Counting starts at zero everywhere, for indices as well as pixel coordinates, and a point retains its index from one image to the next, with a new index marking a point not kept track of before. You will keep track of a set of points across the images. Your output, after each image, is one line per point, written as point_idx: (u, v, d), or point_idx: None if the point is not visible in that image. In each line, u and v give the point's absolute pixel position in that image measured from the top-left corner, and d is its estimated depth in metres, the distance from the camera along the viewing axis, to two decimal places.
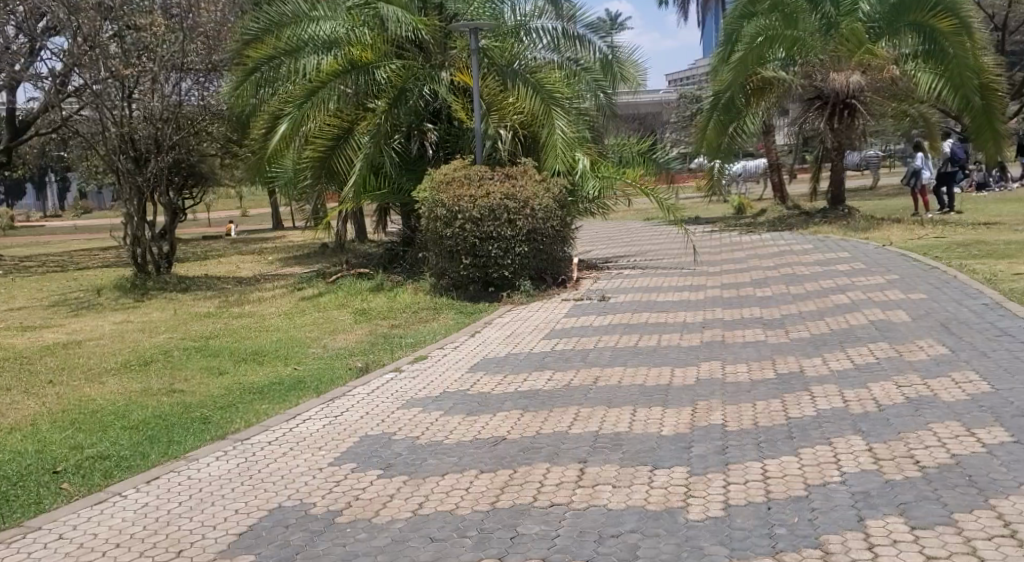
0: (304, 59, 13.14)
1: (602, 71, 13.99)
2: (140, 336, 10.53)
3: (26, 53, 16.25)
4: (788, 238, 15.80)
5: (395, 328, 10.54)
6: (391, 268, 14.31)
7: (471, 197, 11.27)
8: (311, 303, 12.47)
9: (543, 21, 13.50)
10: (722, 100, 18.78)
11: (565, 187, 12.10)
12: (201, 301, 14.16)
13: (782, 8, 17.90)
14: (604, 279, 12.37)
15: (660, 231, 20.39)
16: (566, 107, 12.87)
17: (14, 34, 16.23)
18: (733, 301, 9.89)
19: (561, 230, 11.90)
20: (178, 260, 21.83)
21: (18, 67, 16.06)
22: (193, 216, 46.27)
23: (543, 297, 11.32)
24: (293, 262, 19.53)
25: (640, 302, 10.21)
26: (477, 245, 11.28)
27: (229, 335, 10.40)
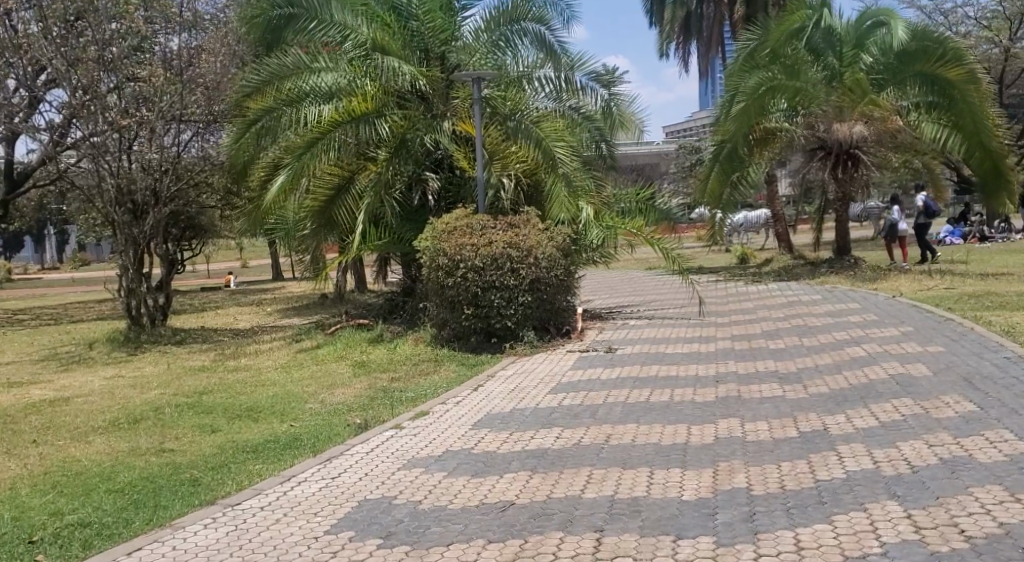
0: (304, 108, 12.88)
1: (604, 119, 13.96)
2: (130, 393, 10.16)
3: (27, 106, 16.32)
4: (795, 289, 15.53)
5: (395, 382, 10.18)
6: (391, 319, 14.00)
7: (474, 245, 11.02)
8: (308, 356, 12.13)
9: (545, 71, 13.44)
10: (724, 152, 18.43)
11: (569, 235, 11.83)
12: (196, 354, 13.80)
13: (782, 59, 17.72)
14: (610, 329, 12.06)
15: (664, 281, 20.13)
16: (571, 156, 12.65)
17: (14, 87, 16.27)
18: (746, 354, 9.59)
19: (565, 279, 11.60)
20: (174, 313, 21.53)
21: (17, 119, 15.97)
22: (191, 268, 46.09)
23: (547, 348, 10.99)
24: (291, 314, 19.23)
25: (649, 354, 9.91)
26: (480, 295, 11.00)
27: (223, 391, 10.05)
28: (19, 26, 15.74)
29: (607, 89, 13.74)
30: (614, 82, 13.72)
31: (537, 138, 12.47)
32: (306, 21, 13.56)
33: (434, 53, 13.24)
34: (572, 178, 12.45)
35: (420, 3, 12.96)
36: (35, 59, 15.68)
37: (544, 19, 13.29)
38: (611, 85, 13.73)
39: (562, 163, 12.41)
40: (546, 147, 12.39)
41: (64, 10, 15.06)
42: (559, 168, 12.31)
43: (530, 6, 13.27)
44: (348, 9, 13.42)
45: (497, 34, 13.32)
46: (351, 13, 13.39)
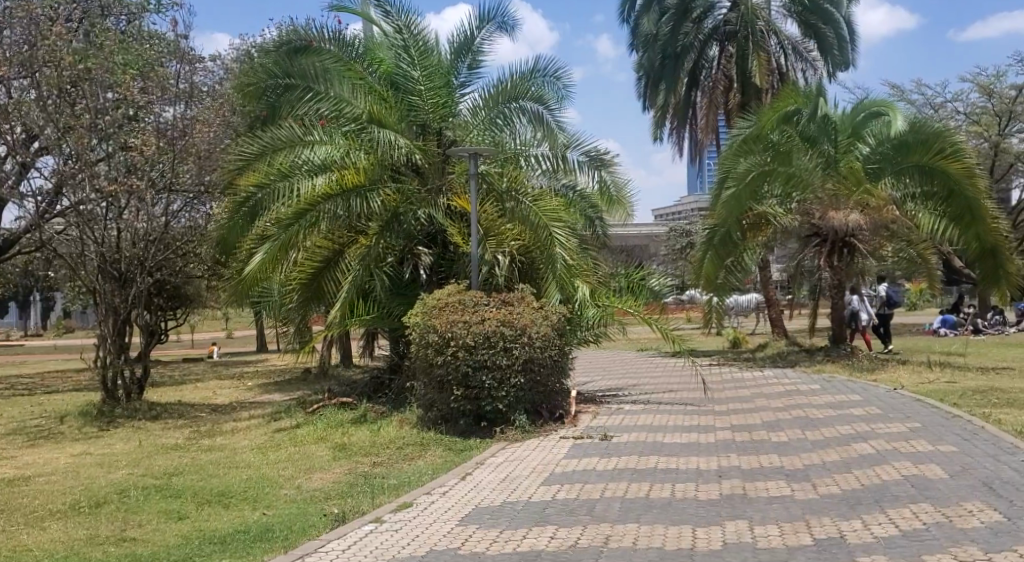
0: (297, 182, 12.51)
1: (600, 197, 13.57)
2: (96, 472, 9.61)
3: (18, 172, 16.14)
4: (792, 377, 15.11)
5: (376, 467, 9.64)
6: (376, 398, 13.45)
7: (465, 322, 10.62)
8: (287, 435, 11.58)
9: (539, 149, 13.10)
10: (718, 235, 18.20)
11: (565, 314, 11.41)
12: (169, 431, 13.23)
13: (775, 146, 17.62)
14: (604, 414, 11.58)
15: (657, 363, 19.69)
16: (567, 232, 12.21)
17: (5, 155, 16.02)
18: (748, 446, 9.11)
19: (559, 360, 11.15)
20: (152, 385, 20.91)
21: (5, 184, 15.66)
22: (175, 338, 45.43)
23: (540, 433, 10.47)
24: (273, 388, 18.66)
25: (647, 442, 9.43)
26: (470, 374, 10.55)
27: (195, 473, 9.51)
28: (14, 93, 15.74)
29: (604, 168, 13.40)
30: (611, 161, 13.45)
31: (534, 219, 12.24)
32: (302, 93, 13.36)
33: (433, 128, 13.07)
34: (570, 256, 12.01)
35: (422, 79, 12.95)
36: (27, 127, 15.57)
37: (541, 97, 13.13)
38: (608, 164, 13.43)
39: (559, 239, 12.04)
40: (544, 224, 12.15)
41: (59, 77, 15.07)
42: (556, 247, 11.98)
43: (530, 83, 13.15)
44: (344, 82, 13.17)
45: (494, 110, 13.24)
46: (347, 86, 13.13)
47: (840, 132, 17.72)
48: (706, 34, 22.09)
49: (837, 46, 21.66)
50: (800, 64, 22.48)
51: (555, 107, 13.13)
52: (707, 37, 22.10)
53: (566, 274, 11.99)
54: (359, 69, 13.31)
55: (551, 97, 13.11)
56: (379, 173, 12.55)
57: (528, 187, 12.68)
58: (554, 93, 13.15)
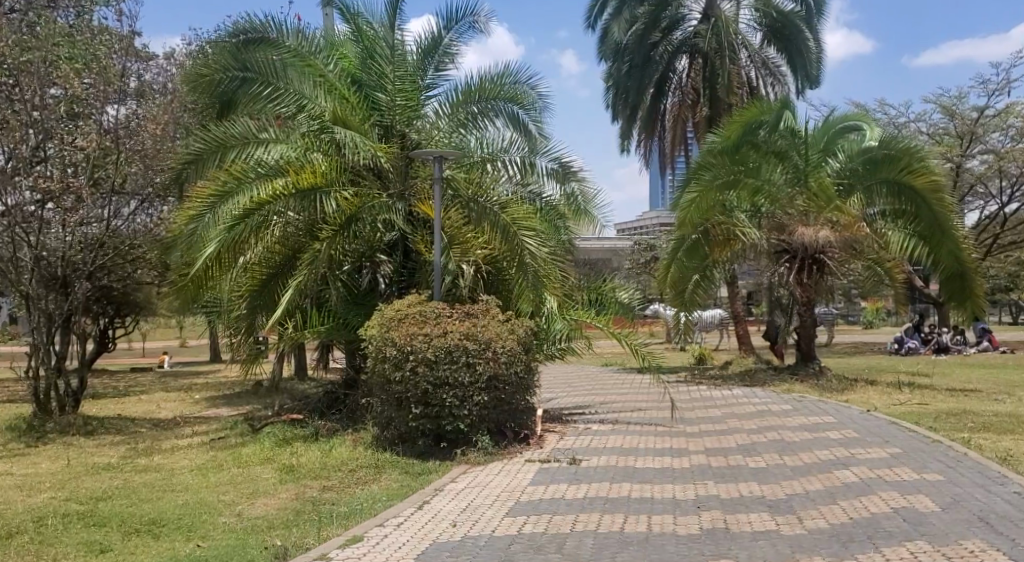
0: (249, 188, 11.61)
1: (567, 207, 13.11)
2: (16, 501, 8.82)
3: None
4: (762, 396, 14.61)
5: (327, 491, 8.93)
6: (329, 415, 12.70)
7: (426, 336, 9.93)
8: (232, 455, 10.81)
9: (513, 153, 12.59)
10: (685, 243, 17.70)
11: (531, 329, 10.78)
12: (107, 449, 12.39)
13: (744, 159, 17.18)
14: (571, 435, 10.96)
15: (623, 380, 19.13)
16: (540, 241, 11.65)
17: None
18: (724, 472, 8.52)
19: (525, 376, 10.53)
20: (93, 397, 19.93)
21: None
22: (125, 348, 44.15)
23: (504, 455, 9.83)
24: (221, 402, 17.80)
25: (618, 467, 8.80)
26: (430, 392, 9.89)
27: (126, 499, 8.75)
28: None
29: (574, 176, 12.88)
30: (580, 170, 12.97)
31: (502, 224, 11.59)
32: (260, 87, 12.76)
33: (397, 131, 12.46)
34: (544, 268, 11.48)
35: (387, 76, 12.41)
36: None
37: (513, 97, 12.53)
38: (577, 173, 12.91)
39: (532, 248, 11.45)
40: (517, 235, 11.49)
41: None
42: (525, 257, 11.44)
43: (500, 85, 12.56)
44: (303, 78, 12.59)
45: (462, 114, 12.66)
46: (304, 82, 12.55)
47: (812, 149, 17.04)
48: (675, 45, 21.71)
49: (807, 61, 21.36)
50: (769, 81, 21.94)
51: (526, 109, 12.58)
52: (676, 48, 21.70)
53: (537, 287, 11.47)
54: (318, 65, 12.66)
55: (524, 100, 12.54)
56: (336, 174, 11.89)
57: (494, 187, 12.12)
58: (527, 96, 12.54)
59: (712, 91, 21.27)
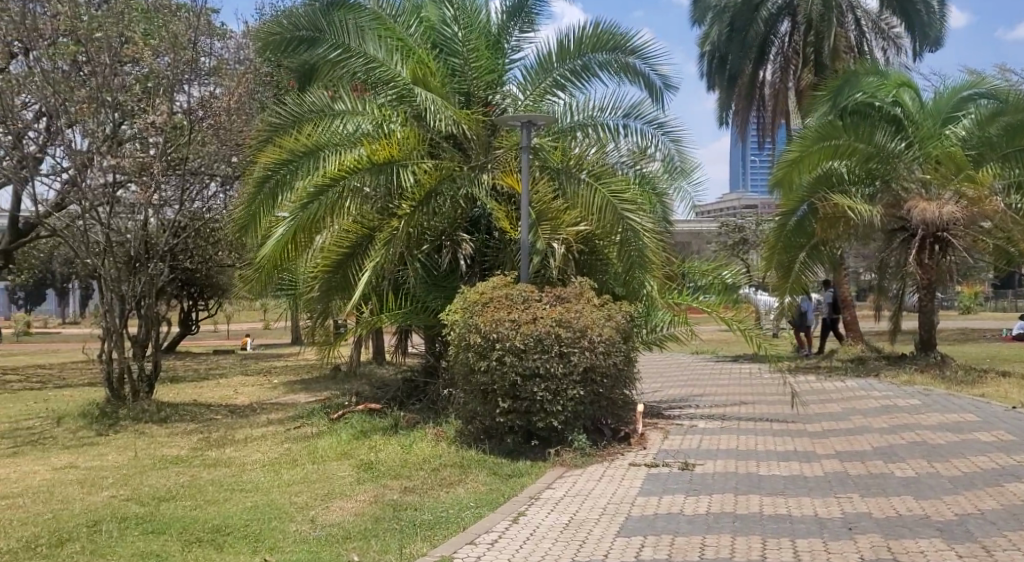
0: (321, 159, 10.85)
1: (662, 169, 11.85)
2: (74, 501, 8.12)
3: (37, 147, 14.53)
4: (882, 389, 13.18)
5: (408, 494, 7.98)
6: (409, 405, 11.78)
7: (514, 324, 8.90)
8: (307, 448, 9.97)
9: (608, 118, 11.45)
10: (792, 219, 15.90)
11: (630, 314, 9.67)
12: (178, 439, 11.70)
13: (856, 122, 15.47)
14: (676, 434, 9.77)
15: (736, 369, 17.77)
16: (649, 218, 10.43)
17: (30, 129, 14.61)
18: (869, 482, 7.28)
19: (624, 367, 9.39)
20: (172, 381, 19.50)
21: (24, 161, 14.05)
22: (210, 330, 44.48)
23: (603, 457, 8.75)
24: (298, 388, 17.12)
25: (739, 477, 7.63)
26: (519, 384, 8.86)
27: (190, 501, 7.96)
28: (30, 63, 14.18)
29: (669, 135, 11.70)
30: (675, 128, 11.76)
31: (600, 199, 10.29)
32: (328, 50, 11.75)
33: (478, 97, 11.47)
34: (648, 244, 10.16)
35: (464, 38, 11.36)
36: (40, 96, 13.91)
37: (614, 46, 11.24)
38: (673, 132, 11.73)
39: (634, 224, 10.12)
40: (617, 210, 10.15)
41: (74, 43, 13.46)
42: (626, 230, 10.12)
43: (588, 43, 11.23)
44: (378, 41, 11.58)
45: (547, 81, 11.50)
46: (379, 44, 11.54)
47: (929, 119, 15.68)
48: (776, 9, 20.29)
49: (926, 24, 19.59)
50: (881, 44, 20.56)
51: (619, 67, 11.38)
52: (776, 13, 20.25)
53: (639, 266, 10.20)
54: (397, 29, 11.73)
55: (620, 52, 11.29)
56: (414, 145, 10.95)
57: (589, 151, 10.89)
58: (620, 57, 11.32)
59: (816, 59, 19.69)
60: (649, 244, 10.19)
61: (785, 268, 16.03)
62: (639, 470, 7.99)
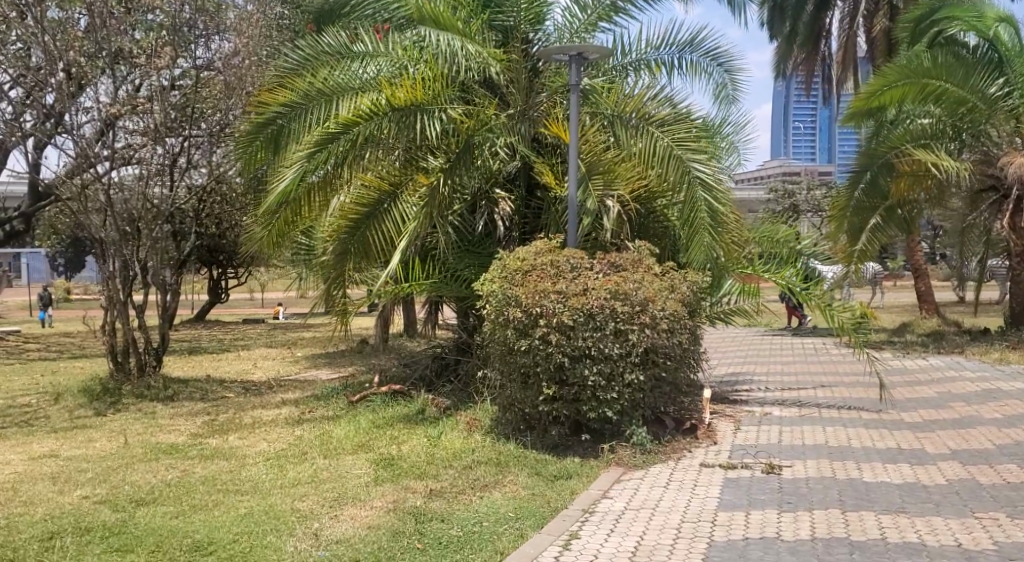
0: (333, 103, 9.38)
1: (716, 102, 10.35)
2: (39, 503, 6.85)
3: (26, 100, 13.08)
4: (978, 368, 11.56)
5: (434, 500, 6.60)
6: (438, 386, 10.38)
7: (559, 298, 7.45)
8: (320, 437, 8.62)
9: (663, 52, 9.92)
10: (862, 181, 14.11)
11: (695, 284, 8.18)
12: (179, 422, 10.42)
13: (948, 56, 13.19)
14: (752, 426, 8.28)
15: (805, 343, 16.17)
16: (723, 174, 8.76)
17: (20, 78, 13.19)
18: (1012, 496, 5.78)
19: (690, 347, 7.93)
20: (192, 354, 18.33)
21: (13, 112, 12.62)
22: (243, 299, 43.54)
23: (669, 455, 7.29)
24: (323, 362, 15.82)
25: (841, 484, 6.15)
26: (566, 367, 7.44)
27: (173, 506, 6.64)
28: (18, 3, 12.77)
29: (724, 66, 10.06)
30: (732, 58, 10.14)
31: (662, 149, 8.60)
32: None
33: (521, 31, 9.91)
34: (720, 199, 8.48)
35: None
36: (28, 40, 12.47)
37: None
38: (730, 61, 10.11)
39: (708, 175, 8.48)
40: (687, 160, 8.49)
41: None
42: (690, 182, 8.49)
43: None
44: None
45: (597, 11, 9.99)
46: None
47: None
48: None
49: None
50: None
51: None
52: None
53: (713, 228, 8.46)
54: None
55: None
56: (442, 88, 9.44)
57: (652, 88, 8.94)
58: None
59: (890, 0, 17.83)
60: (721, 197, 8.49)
61: (857, 232, 14.30)
62: (717, 473, 6.55)
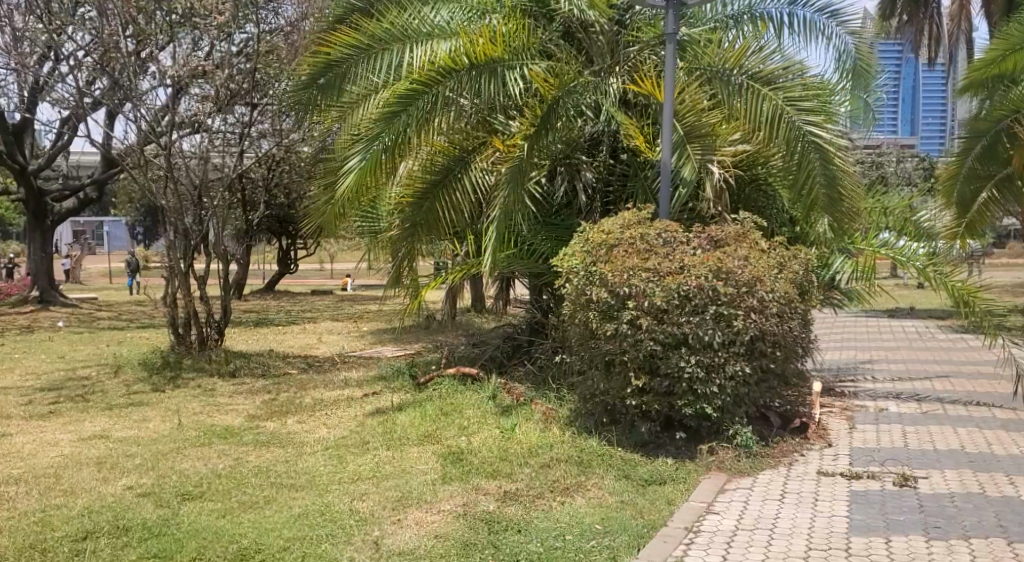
0: (404, 58, 8.61)
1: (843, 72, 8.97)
2: (78, 493, 6.25)
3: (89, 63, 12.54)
4: None
5: (508, 504, 5.81)
6: (511, 369, 9.61)
7: (651, 277, 6.57)
8: (383, 424, 7.89)
9: (770, 6, 8.98)
10: (977, 146, 12.68)
11: (806, 262, 7.22)
12: (237, 401, 9.81)
13: None
14: (869, 424, 7.34)
15: (906, 326, 15.00)
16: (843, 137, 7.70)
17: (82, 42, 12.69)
18: None
19: (800, 335, 7.00)
20: (257, 327, 17.88)
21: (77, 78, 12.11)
22: (314, 270, 43.47)
23: (777, 459, 6.40)
24: (390, 337, 15.22)
25: (994, 505, 5.21)
26: (658, 354, 6.57)
27: (221, 503, 5.97)
28: None
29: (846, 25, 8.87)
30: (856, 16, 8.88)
31: (769, 112, 7.60)
32: None
33: None
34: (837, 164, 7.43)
35: None
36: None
37: None
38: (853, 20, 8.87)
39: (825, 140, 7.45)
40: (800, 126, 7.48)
41: None
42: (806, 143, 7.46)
43: None
44: None
45: None
46: None
47: None
48: None
49: None
50: None
51: None
52: None
53: (831, 199, 7.46)
54: None
55: None
56: (523, 41, 8.60)
57: (755, 43, 7.89)
58: None
59: None
60: (841, 166, 7.47)
61: (966, 203, 13.03)
62: (839, 485, 5.71)
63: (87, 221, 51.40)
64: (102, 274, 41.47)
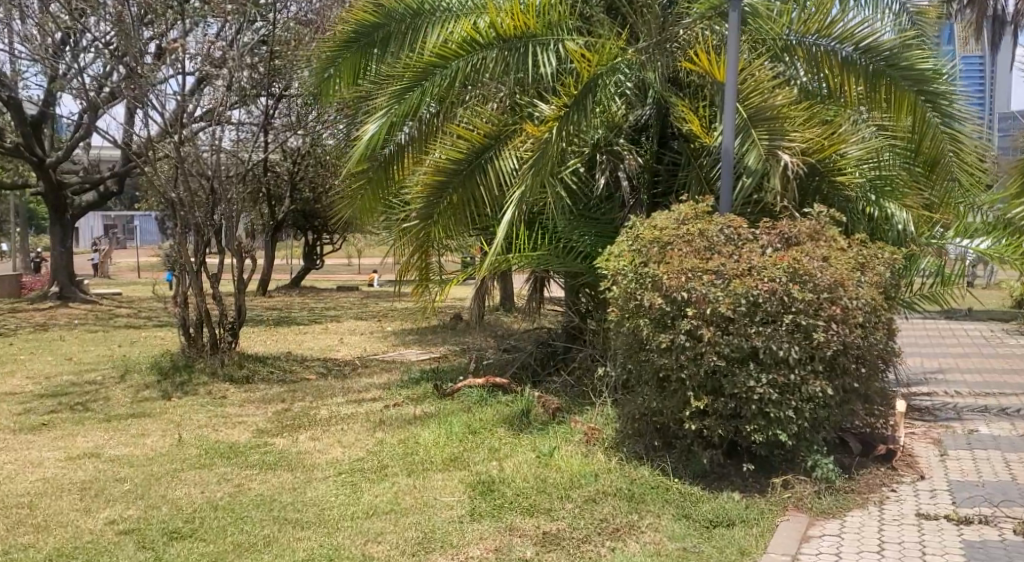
0: (426, 32, 7.82)
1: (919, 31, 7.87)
2: (52, 530, 5.43)
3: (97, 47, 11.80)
4: None
5: (549, 550, 4.90)
6: (547, 379, 8.71)
7: (714, 280, 5.65)
8: (405, 443, 7.01)
9: None
10: None
11: (892, 262, 6.26)
12: (246, 412, 8.97)
13: None
14: (963, 450, 6.38)
15: (969, 328, 13.98)
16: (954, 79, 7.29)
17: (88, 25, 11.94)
18: None
19: (886, 349, 6.03)
20: (277, 326, 17.09)
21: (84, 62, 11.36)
22: (340, 265, 42.82)
23: (864, 495, 5.47)
24: (415, 338, 14.39)
25: None
26: (721, 370, 5.64)
27: (214, 545, 5.12)
28: None
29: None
30: None
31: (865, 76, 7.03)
32: None
33: None
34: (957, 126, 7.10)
35: None
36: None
37: None
38: None
39: (939, 99, 7.05)
40: (912, 90, 7.01)
41: None
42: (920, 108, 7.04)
43: None
44: None
45: None
46: None
47: None
48: None
49: None
50: None
51: None
52: None
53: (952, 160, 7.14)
54: None
55: None
56: (558, 13, 7.67)
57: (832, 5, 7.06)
58: None
59: None
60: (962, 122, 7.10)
61: None
62: (945, 536, 4.81)
63: (117, 215, 51.11)
64: (130, 269, 41.05)
